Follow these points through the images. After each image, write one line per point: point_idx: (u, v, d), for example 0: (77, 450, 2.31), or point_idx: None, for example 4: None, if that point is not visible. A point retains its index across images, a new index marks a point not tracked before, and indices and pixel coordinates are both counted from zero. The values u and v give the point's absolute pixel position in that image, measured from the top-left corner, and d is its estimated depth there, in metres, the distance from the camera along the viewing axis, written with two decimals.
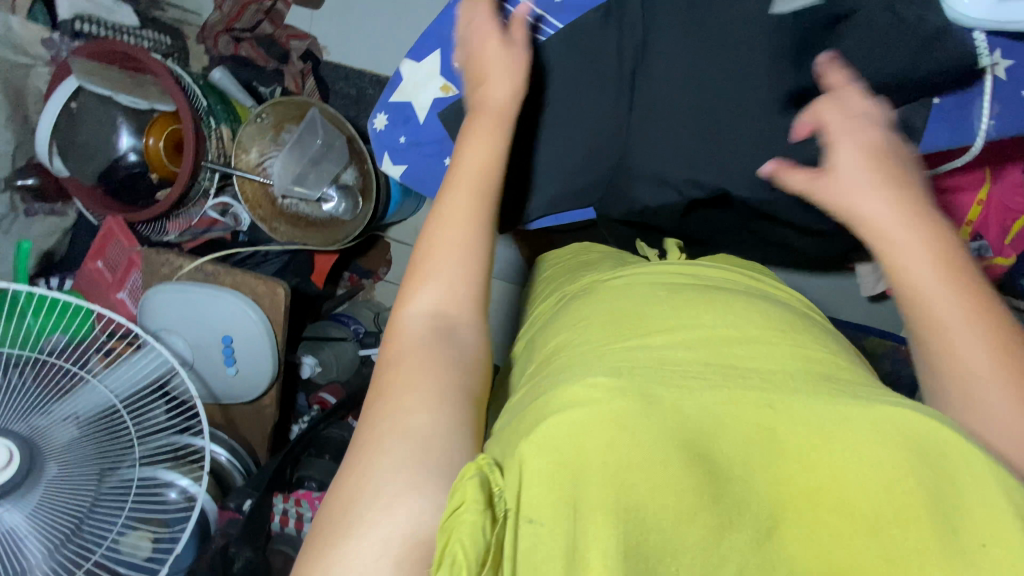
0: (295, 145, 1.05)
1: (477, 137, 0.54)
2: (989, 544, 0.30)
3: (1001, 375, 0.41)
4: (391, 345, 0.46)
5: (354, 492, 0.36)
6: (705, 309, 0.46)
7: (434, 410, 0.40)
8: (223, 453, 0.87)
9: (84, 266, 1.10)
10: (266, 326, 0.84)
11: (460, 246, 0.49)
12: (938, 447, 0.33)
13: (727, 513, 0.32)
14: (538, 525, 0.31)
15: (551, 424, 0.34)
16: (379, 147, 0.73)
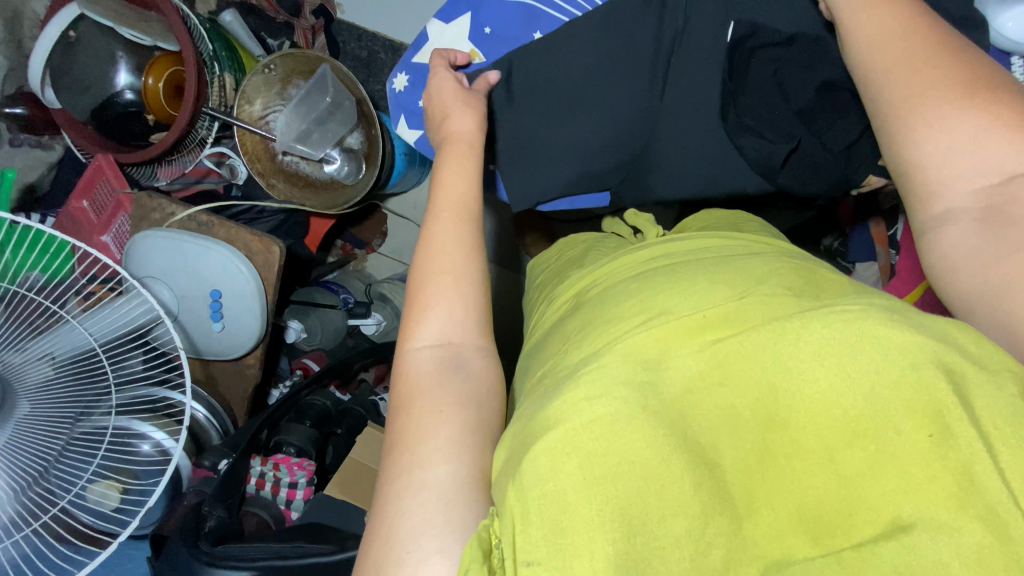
0: (302, 102, 0.99)
1: (449, 168, 0.54)
2: (935, 433, 0.28)
3: (977, 133, 0.42)
4: (402, 385, 0.45)
5: (383, 558, 0.35)
6: (683, 280, 0.41)
7: (452, 458, 0.39)
8: (201, 411, 0.84)
9: (68, 204, 1.05)
10: (257, 284, 0.81)
11: (452, 272, 0.48)
12: (866, 350, 0.31)
13: (704, 472, 0.30)
14: (536, 566, 0.29)
15: (535, 454, 0.31)
16: (396, 107, 0.70)
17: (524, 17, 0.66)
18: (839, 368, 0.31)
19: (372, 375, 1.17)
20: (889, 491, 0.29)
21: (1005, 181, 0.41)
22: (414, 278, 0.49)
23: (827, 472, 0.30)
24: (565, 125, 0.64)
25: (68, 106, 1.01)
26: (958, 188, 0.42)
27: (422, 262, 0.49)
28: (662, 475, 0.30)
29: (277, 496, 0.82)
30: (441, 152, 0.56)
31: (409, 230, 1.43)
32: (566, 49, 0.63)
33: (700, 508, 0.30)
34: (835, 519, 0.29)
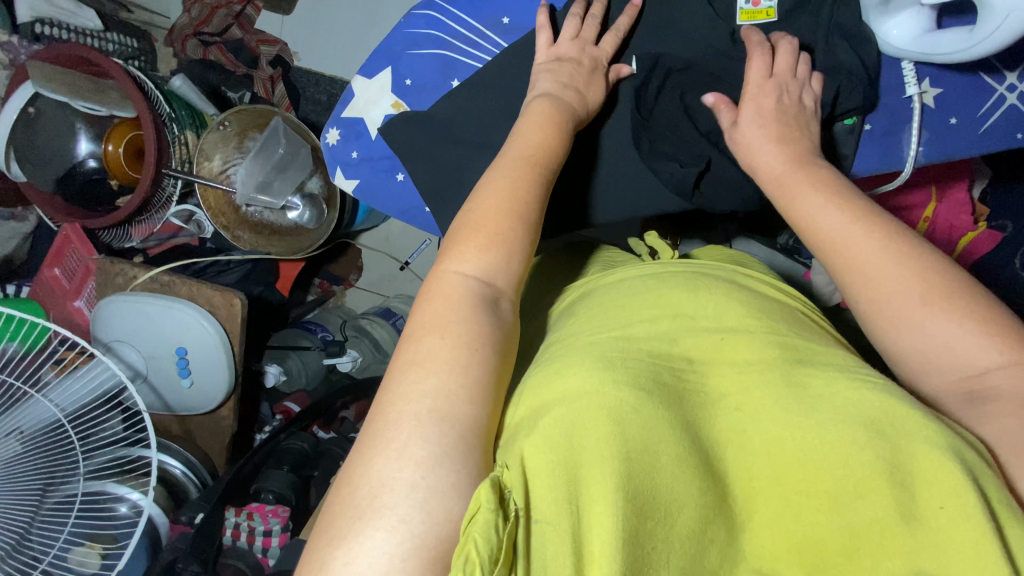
0: (260, 152, 1.02)
1: (539, 124, 0.53)
2: (947, 506, 0.30)
3: (906, 265, 0.43)
4: (431, 302, 0.42)
5: (387, 474, 0.34)
6: (712, 294, 0.44)
7: (475, 403, 0.37)
8: (178, 466, 0.86)
9: (41, 274, 1.09)
10: (221, 338, 0.84)
11: (518, 219, 0.46)
12: (887, 421, 0.34)
13: (711, 488, 0.33)
14: (543, 526, 0.31)
15: (554, 415, 0.34)
16: (332, 161, 0.73)
17: (441, 67, 0.68)
18: (863, 421, 0.34)
19: (354, 412, 1.18)
20: (891, 538, 0.30)
21: (961, 309, 0.41)
22: (474, 206, 0.47)
23: (837, 517, 0.32)
24: None
25: (34, 179, 1.04)
26: (924, 357, 0.42)
27: (483, 196, 0.48)
28: (676, 478, 0.32)
29: (253, 545, 0.83)
30: (534, 105, 0.55)
31: (384, 263, 1.46)
32: (485, 90, 0.65)
33: (704, 513, 0.32)
34: (834, 555, 0.31)
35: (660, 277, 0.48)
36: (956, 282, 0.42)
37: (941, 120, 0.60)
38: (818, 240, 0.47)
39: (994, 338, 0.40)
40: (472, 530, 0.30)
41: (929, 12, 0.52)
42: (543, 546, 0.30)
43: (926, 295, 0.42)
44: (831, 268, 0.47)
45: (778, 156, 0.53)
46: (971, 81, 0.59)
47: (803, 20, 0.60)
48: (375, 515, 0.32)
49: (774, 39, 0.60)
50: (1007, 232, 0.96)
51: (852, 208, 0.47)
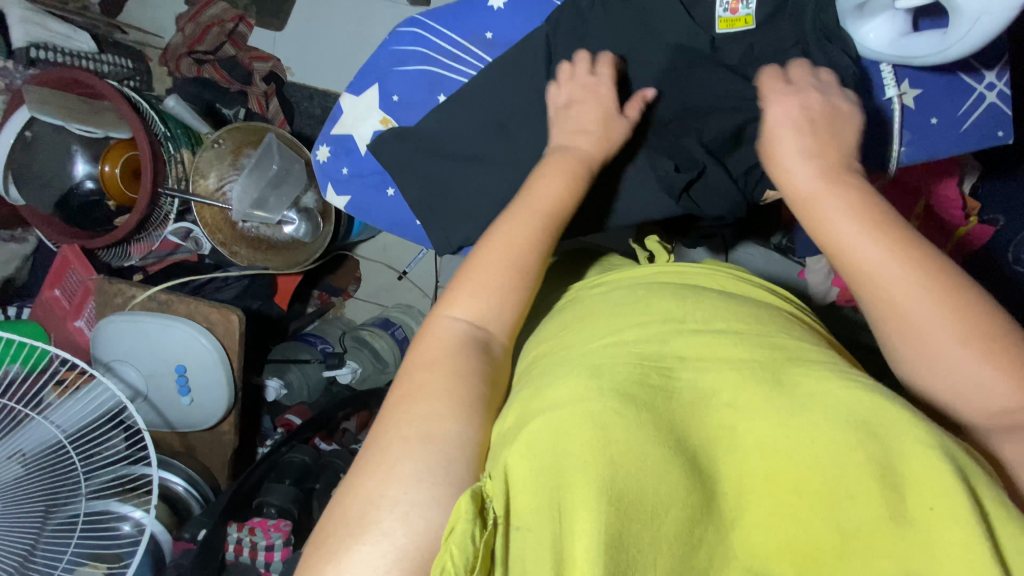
0: (255, 168, 1.04)
1: (553, 171, 0.53)
2: (937, 506, 0.30)
3: (933, 299, 0.41)
4: (423, 344, 0.45)
5: (376, 493, 0.36)
6: (701, 303, 0.44)
7: (461, 431, 0.39)
8: (180, 483, 0.87)
9: (42, 295, 1.10)
10: (220, 355, 0.84)
11: (511, 261, 0.48)
12: (878, 422, 0.33)
13: (698, 491, 0.32)
14: (523, 531, 0.31)
15: (538, 424, 0.35)
16: (323, 178, 0.74)
17: (427, 83, 0.69)
18: (852, 420, 0.33)
19: (355, 422, 1.20)
20: (883, 541, 0.30)
21: (987, 352, 0.40)
22: (475, 250, 0.49)
23: (830, 518, 0.31)
24: None
25: (33, 202, 1.05)
26: (955, 393, 0.41)
27: (488, 241, 0.49)
28: (661, 480, 0.32)
29: (256, 560, 0.84)
30: (547, 158, 0.55)
31: (383, 273, 1.47)
32: (471, 103, 0.65)
33: (691, 513, 0.32)
34: (826, 556, 0.30)
35: (651, 288, 0.48)
36: (985, 320, 0.41)
37: (922, 120, 0.61)
38: (847, 263, 0.45)
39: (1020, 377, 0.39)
40: (451, 541, 0.32)
41: (904, 16, 0.53)
42: (523, 553, 0.31)
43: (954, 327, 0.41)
44: (859, 294, 0.44)
45: (811, 172, 0.49)
46: (949, 82, 0.60)
47: (781, 26, 0.60)
48: (362, 531, 0.34)
49: (753, 47, 0.60)
50: (999, 226, 0.97)
51: (884, 229, 0.44)
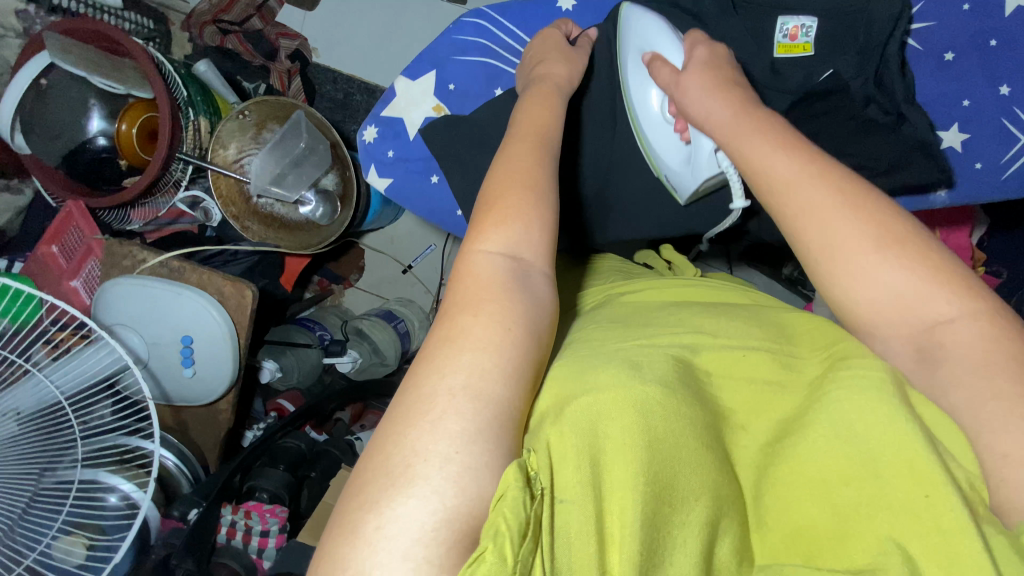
0: (277, 145, 1.01)
1: (538, 104, 0.55)
2: (932, 494, 0.31)
3: (851, 231, 0.43)
4: (463, 283, 0.41)
5: (420, 444, 0.33)
6: (763, 325, 0.47)
7: (509, 382, 0.36)
8: (170, 458, 0.83)
9: (38, 250, 1.06)
10: (229, 328, 0.81)
11: (533, 191, 0.46)
12: (875, 428, 0.34)
13: (724, 489, 0.36)
14: (567, 504, 0.32)
15: (579, 405, 0.36)
16: (366, 158, 0.74)
17: (485, 76, 0.70)
18: (857, 411, 0.35)
19: (349, 414, 1.17)
20: (874, 522, 0.32)
21: (907, 287, 0.41)
22: (492, 183, 0.47)
23: (825, 502, 0.34)
24: None
25: (39, 152, 1.01)
26: (873, 308, 0.42)
27: (503, 171, 0.47)
28: (683, 473, 0.34)
29: (249, 545, 0.81)
30: (534, 87, 0.58)
31: (386, 264, 1.46)
32: None
33: (713, 507, 0.34)
34: (825, 539, 0.33)
35: (688, 302, 0.51)
36: (908, 239, 0.42)
37: (968, 164, 0.66)
38: (764, 186, 0.47)
39: (930, 279, 0.41)
40: (501, 507, 0.29)
41: (684, 141, 0.62)
42: (568, 528, 0.31)
43: (872, 243, 0.42)
44: (782, 217, 0.46)
45: (718, 100, 0.53)
46: (996, 130, 0.65)
47: (841, 58, 0.60)
48: (408, 482, 0.31)
49: (811, 75, 0.61)
50: (999, 279, 1.01)
51: (805, 159, 0.46)
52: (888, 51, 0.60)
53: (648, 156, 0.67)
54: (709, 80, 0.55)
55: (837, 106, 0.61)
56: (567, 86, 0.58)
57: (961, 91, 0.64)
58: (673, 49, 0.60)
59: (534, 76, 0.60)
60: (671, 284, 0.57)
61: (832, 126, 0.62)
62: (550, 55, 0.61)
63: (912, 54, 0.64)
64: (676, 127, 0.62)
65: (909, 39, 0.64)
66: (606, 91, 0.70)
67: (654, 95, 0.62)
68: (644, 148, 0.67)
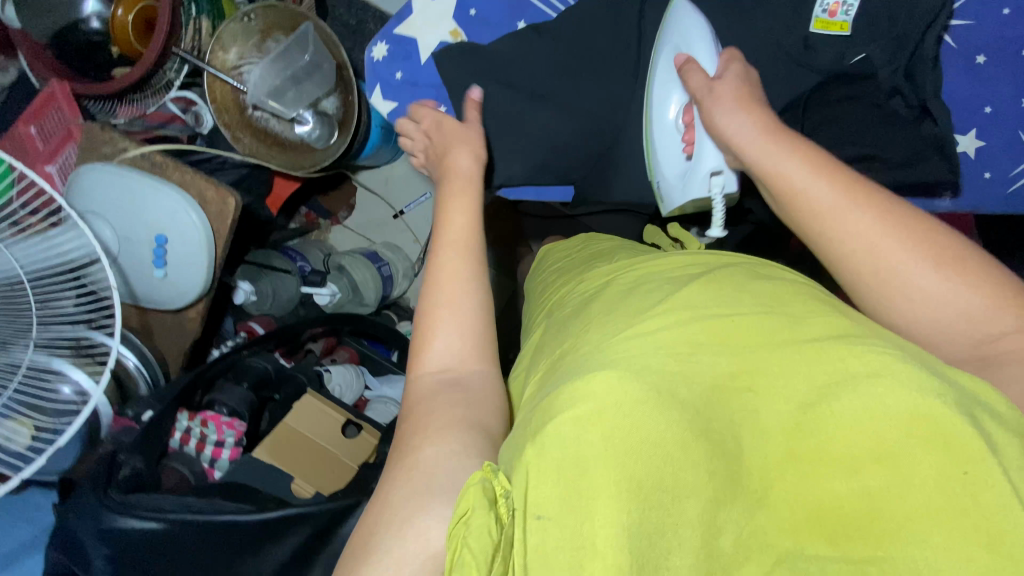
0: (279, 57, 0.95)
1: (454, 200, 0.56)
2: (971, 471, 0.29)
3: (901, 257, 0.43)
4: (408, 405, 0.45)
5: (375, 521, 0.36)
6: (780, 295, 0.43)
7: (446, 443, 0.40)
8: (131, 358, 0.81)
9: (16, 128, 1.01)
10: (207, 234, 0.78)
11: (452, 303, 0.49)
12: (927, 415, 0.31)
13: (721, 466, 0.32)
14: (546, 521, 0.29)
15: (561, 418, 0.32)
16: (372, 77, 0.72)
17: (508, 7, 0.72)
18: (878, 390, 0.33)
19: (321, 346, 1.14)
20: (905, 505, 0.30)
21: (962, 304, 0.42)
22: (421, 304, 0.50)
23: (851, 480, 0.32)
24: (541, 109, 0.68)
25: (27, 26, 0.95)
26: (935, 328, 0.42)
27: (429, 288, 0.51)
28: (680, 460, 0.31)
29: (202, 453, 0.79)
30: (446, 185, 0.59)
31: (378, 207, 1.43)
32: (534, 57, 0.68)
33: (712, 496, 0.31)
34: (855, 521, 0.30)
35: (684, 280, 0.48)
36: (961, 255, 0.43)
37: (977, 173, 0.66)
38: (807, 212, 0.47)
39: (984, 293, 0.42)
40: (465, 539, 0.31)
41: (688, 157, 0.62)
42: (546, 546, 0.28)
43: (926, 261, 0.43)
44: (826, 245, 0.46)
45: (745, 117, 0.52)
46: (1012, 142, 0.65)
47: (876, 44, 0.59)
48: (370, 553, 0.34)
49: (843, 56, 0.59)
50: None
51: (845, 182, 0.46)
52: (923, 41, 0.59)
53: (647, 157, 0.67)
54: (743, 94, 0.54)
55: (859, 92, 0.61)
56: (476, 175, 0.59)
57: (984, 97, 0.65)
58: (708, 56, 0.58)
59: (444, 170, 0.61)
60: (677, 258, 0.53)
61: (848, 112, 0.62)
62: (454, 141, 0.61)
63: (946, 51, 0.64)
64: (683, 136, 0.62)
65: (947, 34, 0.64)
66: (630, 42, 0.67)
67: (674, 99, 0.61)
68: (648, 158, 0.67)
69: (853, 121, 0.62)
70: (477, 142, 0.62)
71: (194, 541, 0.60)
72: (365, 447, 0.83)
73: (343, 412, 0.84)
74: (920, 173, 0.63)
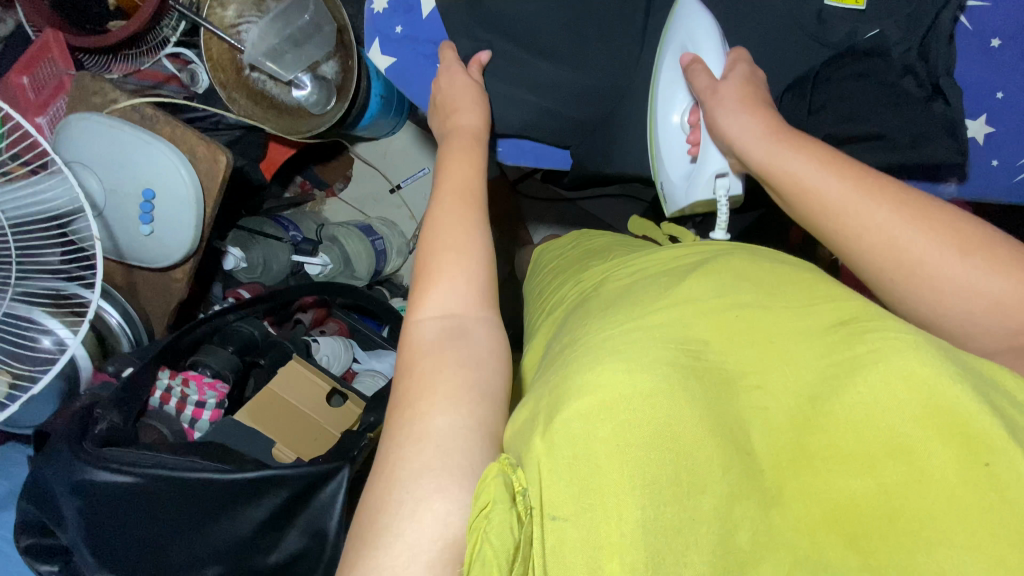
0: (279, 16, 0.94)
1: (456, 158, 0.55)
2: (993, 463, 0.28)
3: (927, 249, 0.42)
4: (407, 353, 0.43)
5: (383, 498, 0.34)
6: (796, 284, 0.40)
7: (456, 412, 0.37)
8: (114, 315, 0.79)
9: (7, 78, 0.99)
10: (196, 189, 0.76)
11: (456, 249, 0.47)
12: (942, 408, 0.29)
13: (736, 460, 0.31)
14: (561, 522, 0.29)
15: (567, 413, 0.31)
16: (371, 30, 0.70)
17: None
18: (886, 380, 0.31)
19: (310, 317, 1.12)
20: (927, 503, 0.28)
21: (997, 292, 0.40)
22: (421, 253, 0.48)
23: (866, 478, 0.30)
24: (546, 76, 0.67)
25: None
26: (968, 318, 0.41)
27: (429, 237, 0.48)
28: (693, 453, 0.31)
29: (181, 414, 0.77)
30: (448, 142, 0.58)
31: (375, 180, 1.40)
32: (543, 15, 0.65)
33: (728, 491, 0.30)
34: (873, 521, 0.29)
35: (672, 272, 0.45)
36: (988, 239, 0.42)
37: (984, 160, 0.65)
38: (822, 213, 0.46)
39: (1017, 277, 0.40)
40: (486, 530, 0.30)
41: (692, 159, 0.62)
42: (562, 546, 0.29)
43: (951, 249, 0.41)
44: (847, 243, 0.45)
45: (749, 117, 0.52)
46: (1022, 129, 0.64)
47: (890, 21, 0.60)
48: (377, 536, 0.33)
49: (854, 33, 0.61)
50: None
51: (855, 178, 0.45)
52: (941, 18, 0.58)
53: (652, 159, 0.66)
54: (746, 95, 0.53)
55: (872, 69, 0.59)
56: (479, 132, 0.59)
57: (997, 82, 0.64)
58: (715, 57, 0.58)
59: (445, 130, 0.60)
60: (670, 253, 0.50)
61: (857, 91, 0.60)
62: (459, 104, 0.61)
63: (960, 32, 0.63)
64: (688, 137, 0.62)
65: (964, 14, 0.63)
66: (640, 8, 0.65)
67: (679, 99, 0.62)
68: (653, 160, 0.67)
69: (860, 101, 0.60)
70: (480, 102, 0.62)
71: (163, 496, 0.59)
72: (347, 416, 0.83)
73: (329, 381, 0.84)
74: (927, 153, 0.60)
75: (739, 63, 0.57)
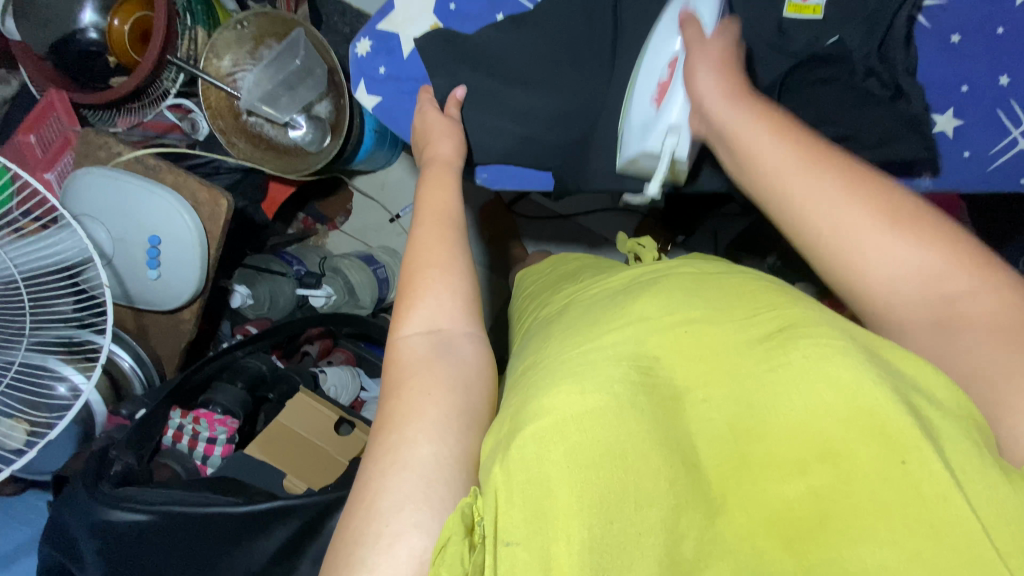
0: (273, 62, 0.97)
1: (434, 185, 0.57)
2: (909, 460, 0.29)
3: (857, 220, 0.43)
4: (392, 373, 0.45)
5: (360, 533, 0.36)
6: (742, 299, 0.41)
7: (437, 441, 0.39)
8: (127, 359, 0.82)
9: (16, 138, 1.04)
10: (200, 234, 0.79)
11: (437, 267, 0.49)
12: (864, 412, 0.31)
13: (682, 472, 0.32)
14: (513, 547, 0.30)
15: (524, 438, 0.33)
16: (356, 71, 0.74)
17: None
18: (813, 387, 0.33)
19: (316, 348, 1.15)
20: (855, 507, 0.29)
21: (926, 271, 0.42)
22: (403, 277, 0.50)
23: (796, 481, 0.31)
24: (523, 103, 0.70)
25: (28, 40, 0.97)
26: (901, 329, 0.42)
27: (410, 262, 0.50)
28: (639, 469, 0.32)
29: (194, 450, 0.79)
30: (425, 170, 0.60)
31: (374, 211, 1.42)
32: (517, 49, 0.69)
33: (674, 502, 0.31)
34: (804, 524, 0.30)
35: (632, 288, 0.47)
36: (916, 215, 0.43)
37: (957, 152, 0.67)
38: (763, 178, 0.47)
39: (940, 253, 0.42)
40: (440, 561, 0.32)
41: (655, 106, 0.58)
42: (513, 570, 0.29)
43: (878, 220, 0.42)
44: (784, 218, 0.46)
45: (709, 76, 0.51)
46: (988, 120, 0.66)
47: (848, 26, 0.62)
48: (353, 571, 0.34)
49: (816, 39, 0.63)
50: None
51: (798, 144, 0.46)
52: (895, 20, 0.61)
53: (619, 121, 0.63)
54: (724, 55, 0.53)
55: (835, 74, 0.62)
56: (455, 160, 0.61)
57: (960, 77, 0.66)
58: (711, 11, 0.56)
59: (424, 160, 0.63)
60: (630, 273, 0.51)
61: (824, 96, 0.62)
62: (432, 135, 0.64)
63: (920, 31, 0.65)
64: (664, 79, 0.58)
65: (921, 14, 0.65)
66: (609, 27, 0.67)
67: (668, 49, 0.58)
68: (620, 120, 0.63)
69: (829, 100, 0.62)
70: (457, 136, 0.65)
71: (174, 532, 0.60)
72: (357, 444, 0.84)
73: (334, 409, 0.85)
74: (898, 151, 0.62)
75: (730, 23, 0.56)
